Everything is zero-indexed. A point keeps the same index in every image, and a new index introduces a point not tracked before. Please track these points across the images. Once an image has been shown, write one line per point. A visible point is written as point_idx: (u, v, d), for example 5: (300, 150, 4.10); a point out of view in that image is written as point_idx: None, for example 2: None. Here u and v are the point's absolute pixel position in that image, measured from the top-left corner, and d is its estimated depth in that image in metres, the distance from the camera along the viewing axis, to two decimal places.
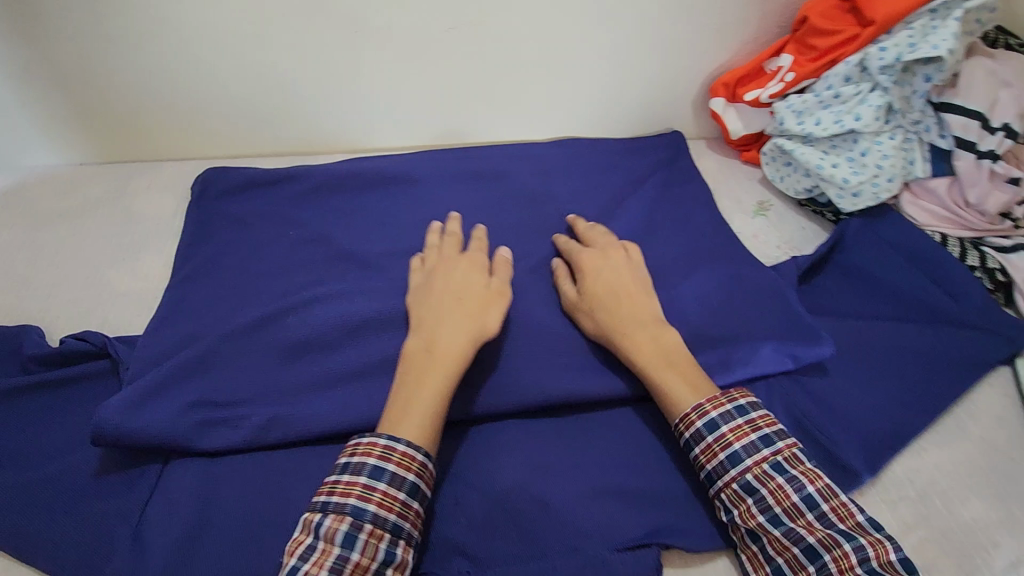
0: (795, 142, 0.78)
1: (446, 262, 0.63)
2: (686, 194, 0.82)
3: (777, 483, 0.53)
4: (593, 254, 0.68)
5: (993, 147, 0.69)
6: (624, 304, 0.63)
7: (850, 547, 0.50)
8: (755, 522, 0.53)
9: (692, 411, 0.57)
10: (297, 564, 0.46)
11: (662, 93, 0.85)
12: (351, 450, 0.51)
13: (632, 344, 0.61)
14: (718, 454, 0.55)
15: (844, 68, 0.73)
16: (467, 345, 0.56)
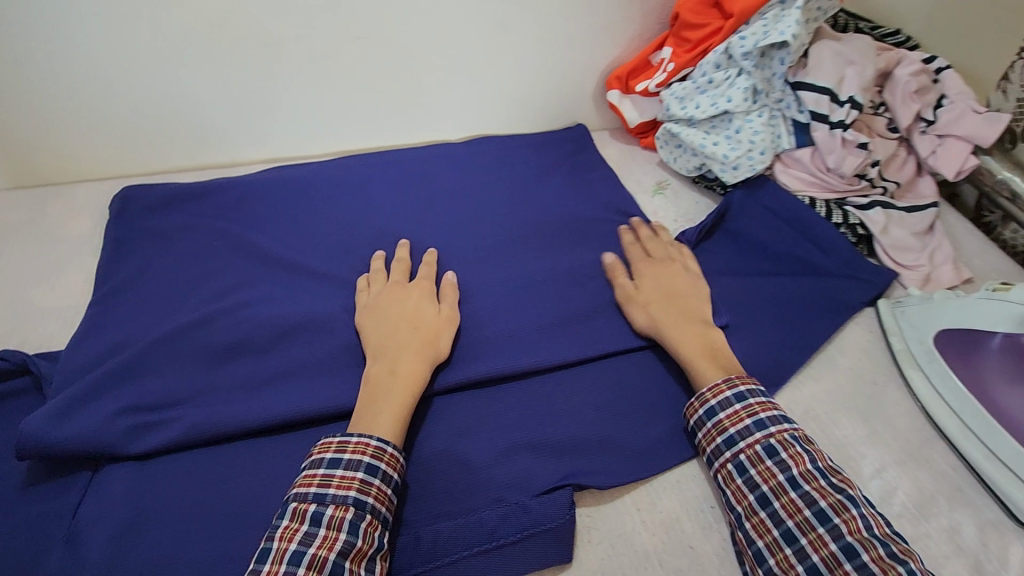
0: (681, 125, 0.87)
1: (398, 289, 0.69)
2: (590, 179, 0.92)
3: (794, 449, 0.55)
4: (655, 262, 0.74)
5: (843, 118, 0.79)
6: (670, 301, 0.69)
7: (858, 512, 0.50)
8: (773, 482, 0.53)
9: (722, 382, 0.60)
10: (299, 549, 0.48)
11: (564, 91, 0.97)
12: (341, 446, 0.54)
13: (672, 332, 0.66)
14: (744, 420, 0.57)
15: (713, 56, 0.82)
16: (422, 369, 0.61)
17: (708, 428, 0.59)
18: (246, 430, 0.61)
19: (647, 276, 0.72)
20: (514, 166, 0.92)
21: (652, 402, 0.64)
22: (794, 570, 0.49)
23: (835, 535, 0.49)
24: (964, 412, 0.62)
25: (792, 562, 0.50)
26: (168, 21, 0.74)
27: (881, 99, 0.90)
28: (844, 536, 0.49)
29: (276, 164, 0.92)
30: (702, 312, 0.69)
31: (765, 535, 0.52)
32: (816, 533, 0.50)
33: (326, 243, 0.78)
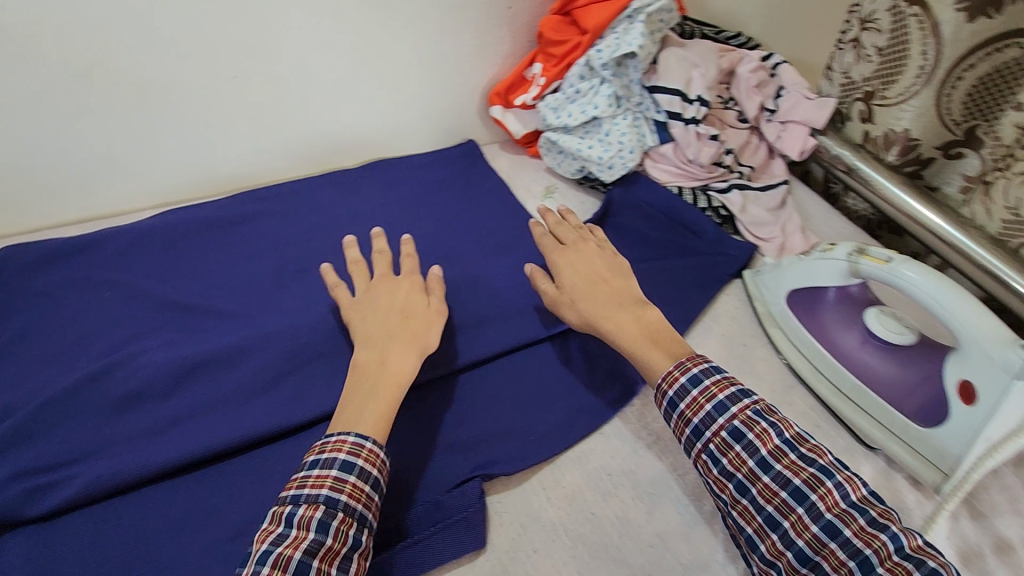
0: (559, 133, 0.95)
1: (386, 282, 0.69)
2: (483, 192, 0.98)
3: (760, 427, 0.55)
4: (567, 251, 0.73)
5: (694, 115, 0.88)
6: (606, 290, 0.68)
7: (833, 484, 0.52)
8: (746, 468, 0.54)
9: (675, 369, 0.59)
10: (269, 549, 0.49)
11: (450, 110, 1.03)
12: (319, 447, 0.55)
13: (614, 322, 0.65)
14: (704, 406, 0.57)
15: (576, 69, 0.90)
16: (411, 362, 0.62)
17: (675, 419, 0.58)
18: (154, 474, 0.61)
19: (568, 268, 0.71)
20: (408, 187, 0.97)
21: (550, 390, 0.69)
22: (784, 555, 0.51)
23: (816, 515, 0.51)
24: (819, 364, 0.71)
25: (780, 546, 0.51)
26: (29, 75, 0.72)
27: (729, 94, 1.02)
28: (824, 513, 0.51)
29: (166, 208, 0.91)
30: (636, 293, 0.68)
31: (752, 523, 0.53)
32: (796, 514, 0.51)
33: (226, 282, 0.79)
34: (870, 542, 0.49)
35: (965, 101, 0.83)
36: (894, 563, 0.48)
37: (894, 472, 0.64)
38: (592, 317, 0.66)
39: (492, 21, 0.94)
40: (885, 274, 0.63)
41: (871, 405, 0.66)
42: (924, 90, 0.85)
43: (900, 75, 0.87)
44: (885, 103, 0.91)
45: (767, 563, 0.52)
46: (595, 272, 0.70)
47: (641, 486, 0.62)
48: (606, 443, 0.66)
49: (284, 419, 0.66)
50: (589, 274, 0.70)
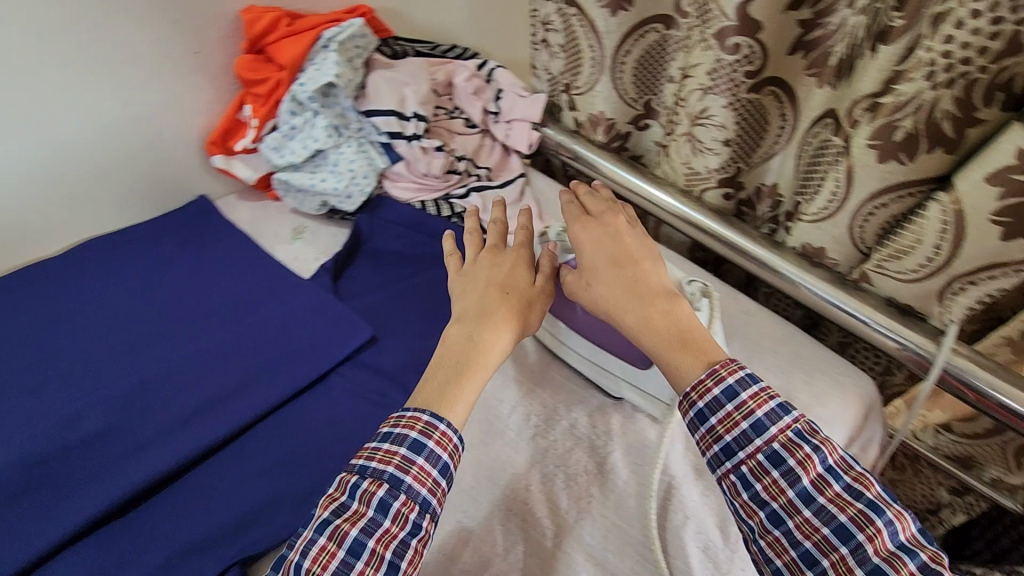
0: (289, 172, 0.91)
1: (495, 254, 0.70)
2: (221, 250, 0.92)
3: (803, 452, 0.53)
4: (598, 230, 0.69)
5: (414, 131, 0.91)
6: (628, 278, 0.64)
7: (882, 523, 0.49)
8: (784, 498, 0.52)
9: (707, 379, 0.56)
10: (329, 517, 0.53)
11: (165, 169, 0.95)
12: (395, 420, 0.57)
13: (636, 315, 0.62)
14: (739, 423, 0.54)
15: (284, 105, 0.87)
16: (500, 347, 0.62)
17: (703, 434, 0.56)
18: None
19: (591, 247, 0.68)
20: (129, 264, 0.88)
21: (309, 447, 0.72)
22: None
23: (863, 557, 0.48)
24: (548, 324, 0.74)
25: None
26: None
27: (454, 104, 1.08)
28: (872, 558, 0.48)
29: None
30: (664, 286, 0.64)
31: (785, 555, 0.51)
32: (839, 554, 0.49)
33: None
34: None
35: (634, 81, 0.97)
36: None
37: (639, 417, 0.70)
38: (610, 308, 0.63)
39: (175, 69, 0.88)
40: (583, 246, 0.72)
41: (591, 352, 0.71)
42: (601, 76, 0.98)
43: (581, 67, 1.00)
44: (579, 92, 1.03)
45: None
46: (622, 253, 0.66)
47: None
48: None
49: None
50: (611, 257, 0.66)
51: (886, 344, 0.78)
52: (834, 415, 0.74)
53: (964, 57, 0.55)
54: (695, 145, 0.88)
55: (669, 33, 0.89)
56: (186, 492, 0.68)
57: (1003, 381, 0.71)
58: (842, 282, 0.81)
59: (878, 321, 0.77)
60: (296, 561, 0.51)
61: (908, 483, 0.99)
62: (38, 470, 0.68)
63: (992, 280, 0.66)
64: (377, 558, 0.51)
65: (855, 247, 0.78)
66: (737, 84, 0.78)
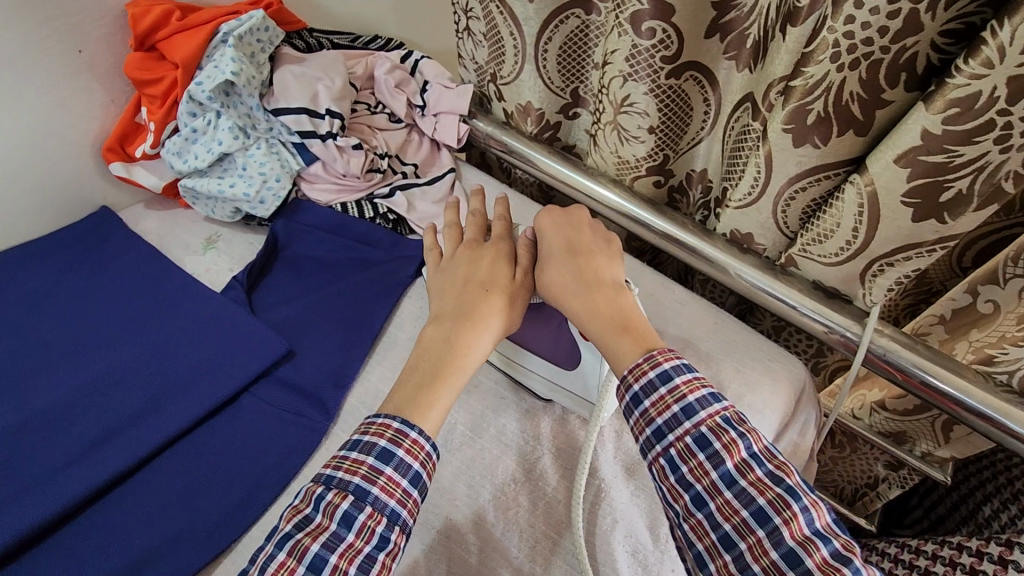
0: (196, 178, 0.85)
1: (475, 253, 0.70)
2: (124, 265, 0.85)
3: (728, 436, 0.52)
4: (561, 222, 0.71)
5: (328, 129, 0.85)
6: (579, 267, 0.65)
7: (799, 508, 0.48)
8: (708, 479, 0.51)
9: (643, 362, 0.57)
10: (290, 531, 0.49)
11: (57, 179, 0.87)
12: (364, 427, 0.55)
13: (581, 299, 0.63)
14: (670, 405, 0.54)
15: (182, 107, 0.81)
16: (476, 344, 0.62)
17: (636, 417, 0.56)
18: None
19: (552, 235, 0.69)
20: (22, 286, 0.81)
21: (219, 476, 0.67)
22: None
23: (777, 540, 0.48)
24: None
25: (734, 570, 0.49)
26: None
27: (376, 99, 1.03)
28: (786, 540, 0.48)
29: None
30: (612, 276, 0.66)
31: (705, 539, 0.51)
32: (756, 537, 0.49)
33: None
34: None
35: (559, 69, 0.94)
36: None
37: (568, 419, 0.68)
38: (557, 294, 0.65)
39: (56, 70, 0.80)
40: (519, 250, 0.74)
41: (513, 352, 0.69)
42: (525, 65, 0.94)
43: (504, 56, 0.96)
44: (505, 81, 1.00)
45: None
46: (578, 244, 0.68)
47: None
48: None
49: None
50: (564, 245, 0.68)
51: (814, 327, 0.78)
52: (766, 402, 0.74)
53: (866, 38, 0.53)
54: (621, 134, 0.86)
55: (590, 18, 0.87)
56: (79, 535, 0.63)
57: (930, 362, 0.71)
58: (770, 267, 0.80)
59: (805, 305, 0.77)
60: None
61: (847, 460, 0.99)
62: None
63: (908, 261, 0.67)
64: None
65: (780, 232, 0.78)
66: (656, 70, 0.76)
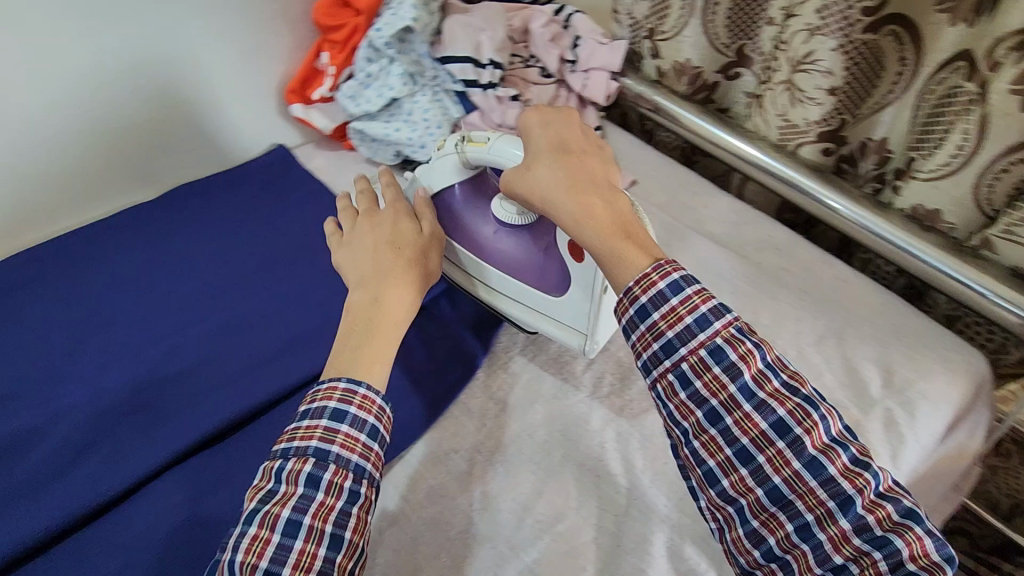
0: (365, 121, 0.91)
1: (374, 218, 0.67)
2: (301, 196, 0.93)
3: (744, 348, 0.51)
4: (543, 118, 0.64)
5: (490, 79, 0.87)
6: (572, 167, 0.59)
7: (819, 416, 0.49)
8: (727, 392, 0.50)
9: (653, 274, 0.53)
10: (258, 505, 0.50)
11: (250, 116, 0.96)
12: (311, 397, 0.55)
13: (575, 202, 0.57)
14: (684, 317, 0.52)
15: (361, 52, 0.86)
16: (406, 292, 0.61)
17: (643, 332, 0.53)
18: None
19: (539, 134, 0.62)
20: (217, 208, 0.91)
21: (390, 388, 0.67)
22: (752, 490, 0.50)
23: (799, 451, 0.48)
24: (458, 260, 0.72)
25: (750, 483, 0.50)
26: None
27: (529, 52, 1.03)
28: (808, 449, 0.48)
29: None
30: (604, 177, 0.60)
31: (719, 454, 0.51)
32: (776, 449, 0.49)
33: (15, 352, 0.71)
34: (855, 481, 0.48)
35: (727, 24, 0.89)
36: (873, 504, 0.48)
37: None
38: (548, 193, 0.58)
39: (261, 15, 0.89)
40: (482, 152, 0.64)
41: (499, 281, 0.70)
42: (691, 19, 0.91)
43: (669, 9, 0.93)
44: (665, 37, 0.96)
45: (725, 499, 0.51)
46: (570, 142, 0.62)
47: (492, 455, 0.62)
48: (455, 423, 0.65)
49: (95, 495, 0.60)
50: (552, 144, 0.61)
51: (1004, 319, 0.70)
52: (939, 391, 0.68)
53: None
54: (795, 94, 0.81)
55: None
56: (277, 423, 0.67)
57: None
58: (958, 248, 0.74)
59: (998, 293, 0.69)
60: (228, 558, 0.48)
61: (1010, 471, 0.90)
62: (138, 398, 0.67)
63: None
64: (316, 533, 0.49)
65: (978, 211, 0.71)
66: (850, 23, 0.71)
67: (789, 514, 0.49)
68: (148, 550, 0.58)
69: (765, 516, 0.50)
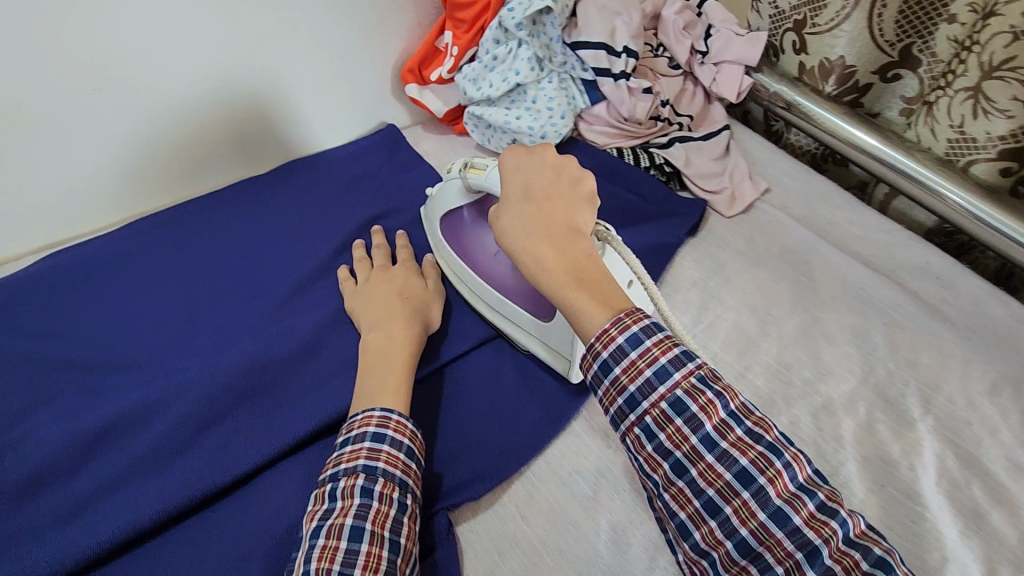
0: (483, 106, 0.86)
1: (382, 272, 0.73)
2: (411, 181, 0.91)
3: (705, 398, 0.49)
4: (513, 163, 0.62)
5: (623, 68, 0.81)
6: (538, 215, 0.58)
7: (781, 464, 0.47)
8: (689, 445, 0.49)
9: (612, 329, 0.51)
10: (320, 522, 0.50)
11: (365, 94, 0.94)
12: (349, 426, 0.56)
13: (534, 255, 0.56)
14: (643, 371, 0.50)
15: (490, 33, 0.81)
16: (415, 327, 0.65)
17: (607, 386, 0.52)
18: (91, 559, 0.54)
19: (508, 181, 0.61)
20: (328, 186, 0.89)
21: (508, 396, 0.64)
22: (721, 543, 0.48)
23: (764, 501, 0.47)
24: (460, 275, 0.72)
25: (720, 535, 0.48)
26: None
27: (658, 40, 0.95)
28: (772, 500, 0.47)
29: (52, 250, 0.79)
30: (570, 220, 0.58)
31: (688, 507, 0.49)
32: (741, 500, 0.48)
33: (130, 323, 0.70)
34: (820, 530, 0.46)
35: (898, 19, 0.80)
36: (843, 554, 0.46)
37: (875, 425, 0.60)
38: (510, 246, 0.58)
39: None
40: (479, 180, 0.65)
41: (493, 299, 0.69)
42: (855, 12, 0.81)
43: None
44: (816, 31, 0.87)
45: (700, 553, 0.49)
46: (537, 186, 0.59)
47: (618, 482, 0.57)
48: (577, 441, 0.61)
49: (215, 479, 0.59)
50: (521, 189, 0.59)
51: None
52: None
53: None
54: (980, 104, 0.72)
55: None
56: None
57: None
58: None
59: None
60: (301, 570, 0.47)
61: None
62: (251, 378, 0.64)
63: None
64: (378, 538, 0.49)
65: None
66: None
67: (760, 568, 0.46)
68: (263, 541, 0.56)
69: (736, 570, 0.47)
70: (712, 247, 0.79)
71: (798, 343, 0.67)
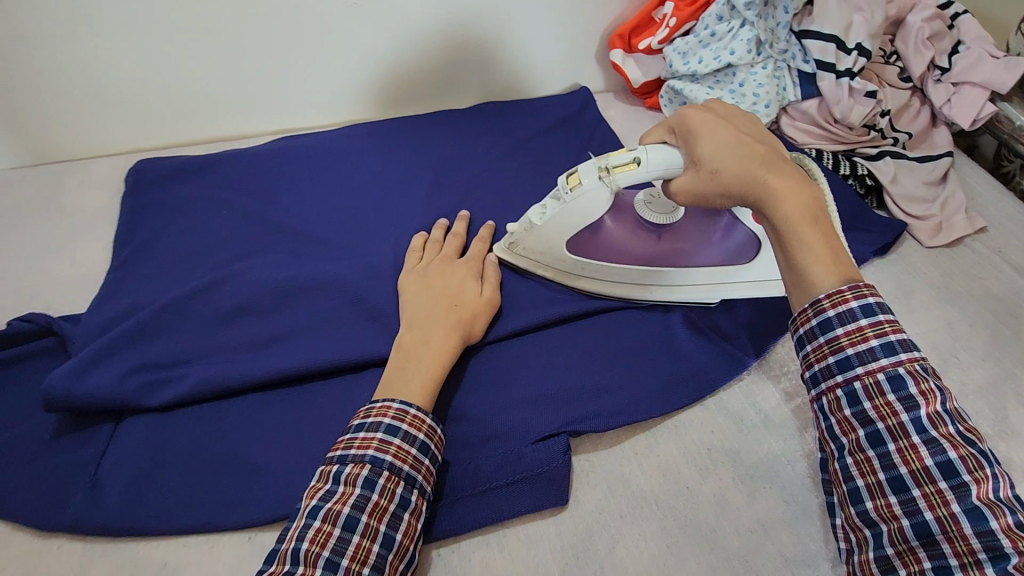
0: (684, 81, 0.85)
1: (442, 261, 0.69)
2: (593, 139, 0.93)
3: (926, 385, 0.44)
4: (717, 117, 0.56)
5: (850, 66, 0.77)
6: (772, 164, 0.52)
7: (992, 471, 0.41)
8: (894, 420, 0.44)
9: (847, 291, 0.46)
10: (319, 504, 0.49)
11: (571, 53, 0.97)
12: (366, 411, 0.54)
13: (781, 202, 0.50)
14: (868, 339, 0.45)
15: (715, 7, 0.80)
16: (454, 341, 0.60)
17: (819, 343, 0.46)
18: (256, 381, 0.63)
19: (718, 134, 0.54)
20: (518, 129, 0.93)
21: (648, 353, 0.65)
22: (897, 520, 0.43)
23: (964, 497, 0.41)
24: (632, 277, 0.68)
25: (896, 511, 0.43)
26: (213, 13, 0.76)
27: (894, 48, 0.87)
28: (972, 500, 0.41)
29: (279, 135, 0.92)
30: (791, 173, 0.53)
31: (869, 476, 0.44)
32: (934, 487, 0.42)
33: (332, 211, 0.81)
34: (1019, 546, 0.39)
35: None
36: None
37: None
38: (750, 195, 0.52)
39: None
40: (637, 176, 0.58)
41: (676, 277, 0.68)
42: None
43: None
44: None
45: (866, 521, 0.44)
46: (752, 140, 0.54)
47: (743, 463, 0.58)
48: (709, 416, 0.62)
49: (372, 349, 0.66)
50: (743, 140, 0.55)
51: None
52: None
53: None
54: None
55: None
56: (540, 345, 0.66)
57: None
58: None
59: None
60: (291, 546, 0.47)
61: None
62: None
63: None
64: (371, 531, 0.48)
65: None
66: None
67: (932, 557, 0.41)
68: None
69: (904, 547, 0.42)
70: (902, 272, 0.72)
71: (983, 394, 0.61)
